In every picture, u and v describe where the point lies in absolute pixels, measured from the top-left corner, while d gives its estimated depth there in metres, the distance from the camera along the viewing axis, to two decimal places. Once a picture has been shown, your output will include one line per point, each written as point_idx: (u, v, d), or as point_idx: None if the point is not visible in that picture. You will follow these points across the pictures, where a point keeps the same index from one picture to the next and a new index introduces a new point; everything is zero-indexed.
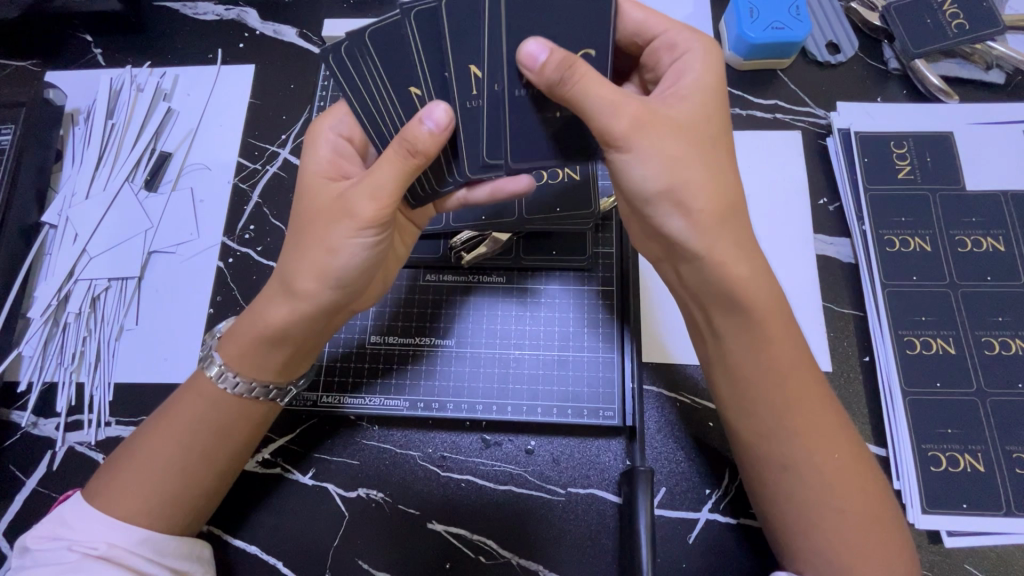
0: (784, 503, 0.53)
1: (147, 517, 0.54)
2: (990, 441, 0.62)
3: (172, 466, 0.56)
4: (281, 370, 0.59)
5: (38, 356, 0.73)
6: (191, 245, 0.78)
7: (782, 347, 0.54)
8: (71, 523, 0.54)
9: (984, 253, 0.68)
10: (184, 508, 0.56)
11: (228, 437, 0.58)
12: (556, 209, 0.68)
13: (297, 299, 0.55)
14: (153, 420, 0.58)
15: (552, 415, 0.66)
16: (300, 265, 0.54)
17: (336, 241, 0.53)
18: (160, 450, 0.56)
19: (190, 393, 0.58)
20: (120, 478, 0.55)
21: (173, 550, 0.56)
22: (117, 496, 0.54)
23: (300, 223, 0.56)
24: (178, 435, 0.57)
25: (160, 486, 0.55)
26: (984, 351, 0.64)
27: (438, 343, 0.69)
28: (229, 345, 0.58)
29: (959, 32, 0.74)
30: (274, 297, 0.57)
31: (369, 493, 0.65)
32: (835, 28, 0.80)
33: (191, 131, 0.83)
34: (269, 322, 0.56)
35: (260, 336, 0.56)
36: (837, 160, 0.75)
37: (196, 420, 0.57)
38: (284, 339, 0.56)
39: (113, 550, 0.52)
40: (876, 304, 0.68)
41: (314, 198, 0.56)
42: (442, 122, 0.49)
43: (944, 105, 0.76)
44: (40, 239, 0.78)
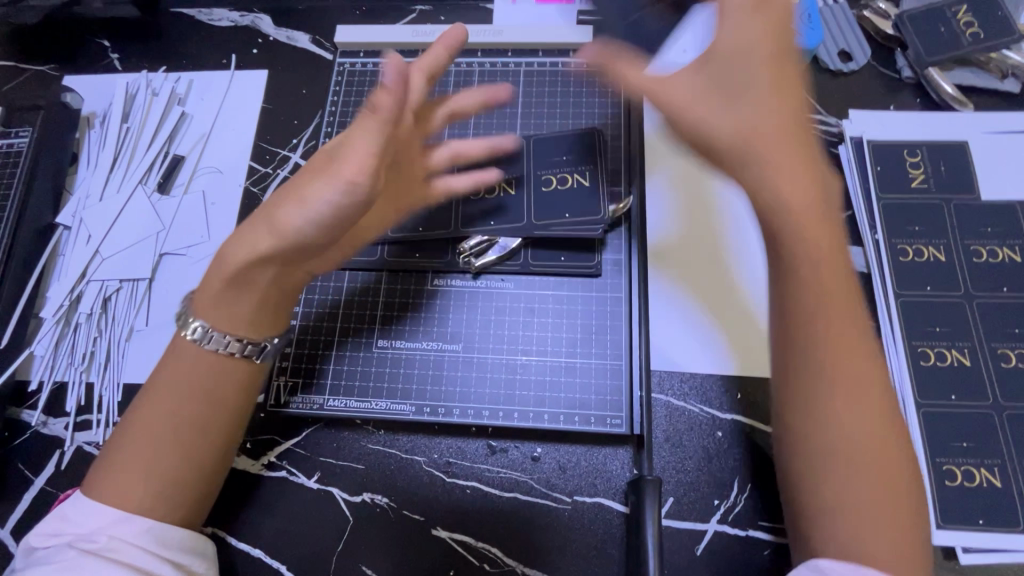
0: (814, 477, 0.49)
1: (161, 497, 0.55)
2: (1006, 455, 0.60)
3: (183, 441, 0.56)
4: (251, 322, 0.60)
5: (49, 355, 0.74)
6: (201, 247, 0.78)
7: (839, 290, 0.51)
8: (74, 516, 0.53)
9: (1000, 264, 0.67)
10: (194, 487, 0.57)
11: (230, 404, 0.59)
12: (566, 215, 0.68)
13: (267, 239, 0.56)
14: (142, 400, 0.58)
15: (558, 422, 0.65)
16: (279, 210, 0.57)
17: (308, 194, 0.55)
18: (168, 429, 0.56)
19: (188, 364, 0.58)
20: (116, 471, 0.55)
21: (176, 542, 0.55)
22: (128, 482, 0.54)
23: (296, 177, 0.60)
24: (173, 410, 0.57)
25: (161, 471, 0.55)
26: (1000, 364, 0.63)
27: (446, 348, 0.69)
28: (205, 287, 0.59)
29: (973, 40, 0.74)
30: (250, 234, 0.58)
31: (374, 498, 0.65)
32: (848, 37, 0.79)
33: (204, 135, 0.84)
34: (236, 260, 0.57)
35: (231, 275, 0.58)
36: (849, 168, 0.74)
37: (190, 393, 0.58)
38: (245, 279, 0.58)
39: (114, 542, 0.52)
40: (888, 314, 0.67)
41: (309, 164, 0.59)
42: (393, 70, 0.49)
43: (959, 114, 0.75)
44: (54, 240, 0.79)
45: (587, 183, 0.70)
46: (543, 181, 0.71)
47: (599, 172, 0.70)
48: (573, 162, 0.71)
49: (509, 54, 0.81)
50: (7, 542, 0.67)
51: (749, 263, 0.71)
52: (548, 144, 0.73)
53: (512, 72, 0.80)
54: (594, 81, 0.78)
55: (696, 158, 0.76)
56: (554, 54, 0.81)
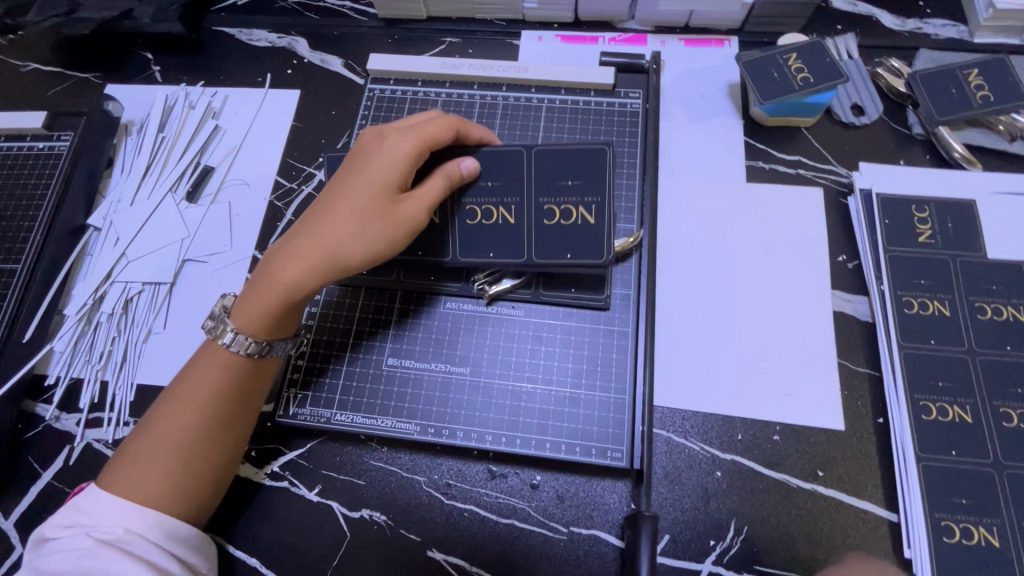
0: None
1: (173, 490, 0.57)
2: (1005, 515, 0.60)
3: (193, 435, 0.59)
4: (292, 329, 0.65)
5: (68, 352, 0.76)
6: (223, 256, 0.81)
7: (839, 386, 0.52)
8: (88, 509, 0.55)
9: (1004, 322, 0.68)
10: (203, 478, 0.60)
11: (245, 396, 0.62)
12: (567, 256, 0.67)
13: (315, 270, 0.62)
14: (165, 397, 0.61)
15: (559, 451, 0.66)
16: (323, 247, 0.62)
17: (358, 233, 0.62)
18: (179, 425, 0.59)
19: (207, 363, 0.62)
20: (135, 465, 0.57)
21: (184, 538, 0.57)
22: (140, 475, 0.57)
23: (321, 216, 0.63)
24: (194, 404, 0.60)
25: (176, 464, 0.58)
26: (1001, 423, 0.63)
27: (454, 371, 0.70)
28: (241, 315, 0.62)
29: (984, 103, 0.77)
30: (289, 267, 0.61)
31: (372, 515, 0.66)
32: (861, 92, 0.82)
33: (234, 148, 0.87)
34: (286, 293, 0.61)
35: (277, 303, 0.61)
36: (857, 220, 0.76)
37: (211, 387, 0.61)
38: (294, 305, 0.63)
39: (130, 535, 0.54)
40: (891, 365, 0.67)
41: (340, 200, 0.63)
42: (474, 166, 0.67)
43: (967, 172, 0.77)
44: (84, 240, 0.82)
45: (593, 219, 0.67)
46: (546, 212, 0.68)
47: (608, 208, 0.67)
48: (580, 190, 0.68)
49: (532, 89, 0.84)
50: (10, 534, 0.68)
51: (758, 306, 0.72)
52: (554, 162, 0.68)
53: (535, 106, 0.83)
54: (613, 119, 0.81)
55: (708, 200, 0.78)
56: (577, 91, 0.83)
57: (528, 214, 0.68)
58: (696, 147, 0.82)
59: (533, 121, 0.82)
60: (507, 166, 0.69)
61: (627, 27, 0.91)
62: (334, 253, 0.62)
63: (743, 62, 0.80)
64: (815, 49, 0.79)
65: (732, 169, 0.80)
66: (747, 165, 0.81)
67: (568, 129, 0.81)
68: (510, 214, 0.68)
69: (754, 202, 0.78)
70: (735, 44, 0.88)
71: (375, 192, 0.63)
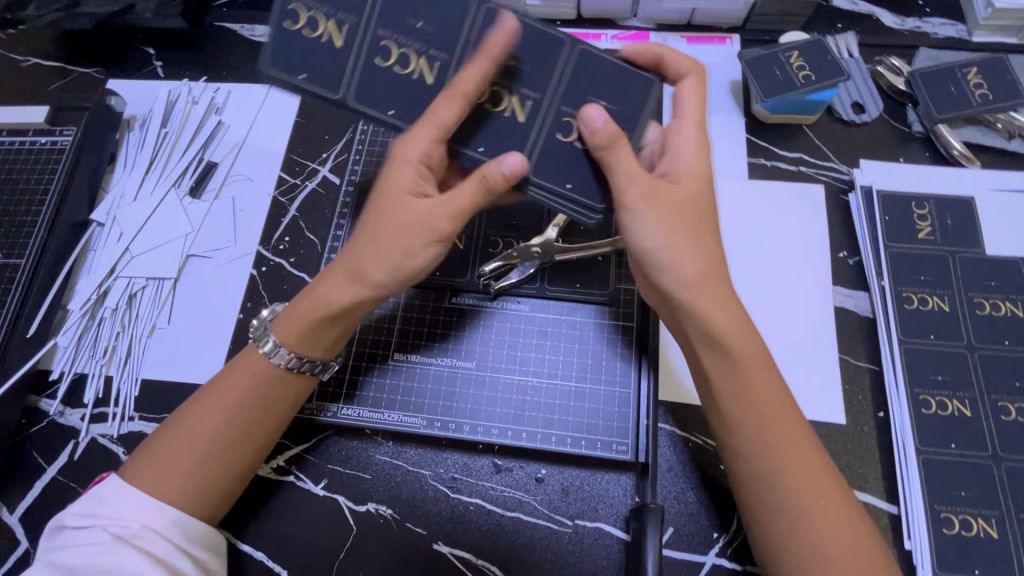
0: (762, 504, 0.54)
1: (195, 492, 0.57)
2: (1004, 507, 0.61)
3: (218, 438, 0.59)
4: (329, 347, 0.63)
5: (72, 347, 0.76)
6: (227, 251, 0.81)
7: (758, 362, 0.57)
8: (107, 500, 0.55)
9: (1002, 318, 0.69)
10: (226, 483, 0.59)
11: (280, 405, 0.62)
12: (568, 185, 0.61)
13: (368, 286, 0.59)
14: (198, 396, 0.61)
15: (565, 445, 0.66)
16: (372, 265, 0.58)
17: (411, 245, 0.58)
18: (208, 430, 0.59)
19: (243, 371, 0.61)
20: (162, 461, 0.57)
21: (198, 535, 0.57)
22: (166, 473, 0.57)
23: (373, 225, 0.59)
24: (227, 410, 0.59)
25: (201, 467, 0.58)
26: (999, 416, 0.64)
27: (459, 365, 0.70)
28: (285, 329, 0.61)
29: (982, 101, 0.77)
30: (339, 282, 0.60)
31: (378, 508, 0.66)
32: (862, 89, 0.83)
33: (237, 144, 0.87)
34: (337, 306, 0.59)
35: (325, 316, 0.60)
36: (858, 217, 0.76)
37: (244, 393, 0.60)
38: (344, 318, 0.60)
39: (145, 531, 0.54)
40: (891, 360, 0.68)
41: (393, 211, 0.59)
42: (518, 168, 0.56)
43: (966, 169, 0.78)
44: (87, 236, 0.82)
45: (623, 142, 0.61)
46: (564, 122, 0.60)
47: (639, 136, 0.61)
48: (609, 113, 0.61)
49: None
50: (15, 529, 0.68)
51: (759, 300, 0.73)
52: (594, 70, 0.61)
53: None
54: None
55: None
56: None
57: (542, 118, 0.60)
58: None
59: None
60: (544, 50, 0.60)
61: (629, 24, 0.91)
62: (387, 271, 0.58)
63: (745, 60, 0.80)
64: (817, 47, 0.79)
65: (734, 166, 0.81)
66: (749, 162, 0.81)
67: None
68: (523, 110, 0.60)
69: (756, 198, 0.78)
70: (737, 43, 0.89)
71: (409, 214, 0.58)
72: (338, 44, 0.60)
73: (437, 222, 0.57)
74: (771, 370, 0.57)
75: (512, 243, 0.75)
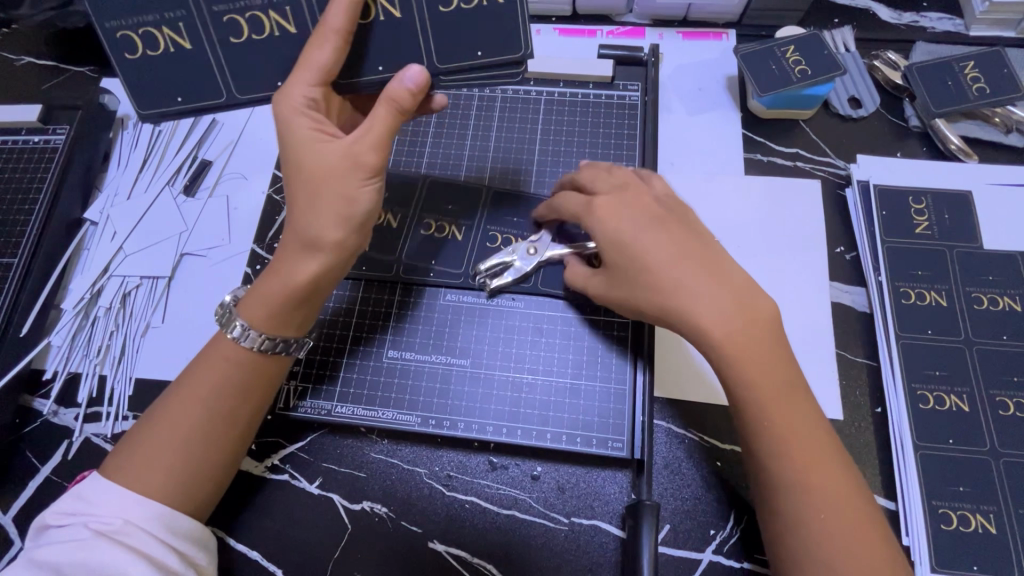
0: (777, 506, 0.56)
1: (174, 484, 0.57)
2: (1002, 502, 0.61)
3: (192, 429, 0.58)
4: (298, 326, 0.62)
5: (66, 346, 0.76)
6: (222, 250, 0.80)
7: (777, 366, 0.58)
8: (90, 497, 0.55)
9: (1000, 312, 0.68)
10: (205, 473, 0.59)
11: (251, 393, 0.61)
12: (477, 55, 0.60)
13: (325, 253, 0.57)
14: (173, 390, 0.60)
15: (561, 442, 0.66)
16: (319, 228, 0.57)
17: (353, 195, 0.56)
18: (183, 421, 0.58)
19: (211, 360, 0.60)
20: (141, 456, 0.57)
21: (183, 530, 0.56)
22: (144, 467, 0.56)
23: (306, 183, 0.57)
24: (200, 400, 0.59)
25: (179, 460, 0.57)
26: (997, 411, 0.64)
27: (454, 362, 0.70)
28: (251, 308, 0.59)
29: (980, 95, 0.77)
30: (297, 256, 0.58)
31: (373, 506, 0.66)
32: (859, 85, 0.82)
33: (232, 142, 0.87)
34: (299, 278, 0.58)
35: (286, 291, 0.58)
36: (855, 212, 0.76)
37: (215, 383, 0.59)
38: (307, 293, 0.59)
39: (127, 526, 0.53)
40: (889, 355, 0.68)
41: (318, 160, 0.56)
42: (421, 80, 0.57)
43: (964, 164, 0.77)
44: (80, 234, 0.81)
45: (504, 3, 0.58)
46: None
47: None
48: None
49: (532, 82, 0.84)
50: (9, 529, 0.68)
51: None
52: None
53: (534, 100, 0.83)
54: (612, 113, 0.81)
55: (708, 192, 0.78)
56: (575, 85, 0.83)
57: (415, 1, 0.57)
58: (695, 140, 0.82)
59: (532, 114, 0.82)
60: None
61: (624, 20, 0.91)
62: (343, 236, 0.57)
63: (741, 55, 0.80)
64: (813, 42, 0.79)
65: (730, 162, 0.81)
66: (746, 157, 0.81)
67: (566, 123, 0.81)
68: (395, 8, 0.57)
69: (753, 194, 0.78)
70: (733, 38, 0.88)
71: (329, 162, 0.56)
72: (292, 32, 0.59)
73: (363, 156, 0.56)
74: (779, 357, 0.59)
75: (511, 238, 0.74)
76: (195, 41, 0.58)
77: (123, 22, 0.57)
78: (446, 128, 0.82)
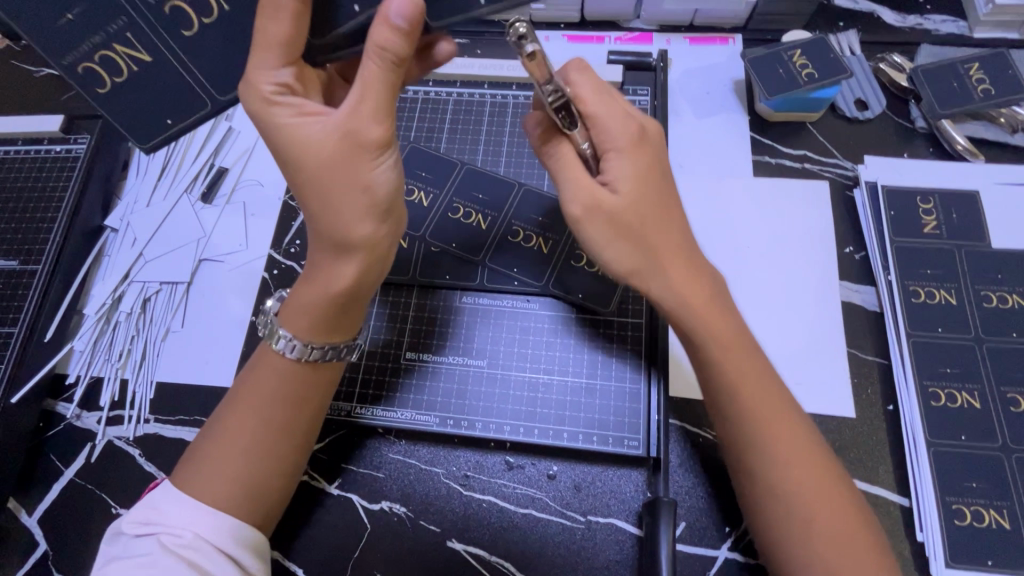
0: (755, 489, 0.55)
1: (240, 493, 0.57)
2: (1015, 498, 0.61)
3: (253, 438, 0.59)
4: (340, 331, 0.61)
5: (88, 351, 0.77)
6: (239, 255, 0.82)
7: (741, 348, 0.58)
8: (162, 508, 0.56)
9: (1009, 310, 0.69)
10: (268, 482, 0.59)
11: (307, 400, 0.61)
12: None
13: (359, 254, 0.56)
14: (231, 401, 0.61)
15: (577, 441, 0.67)
16: (346, 225, 0.54)
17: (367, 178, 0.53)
18: (245, 431, 0.59)
19: (264, 370, 0.60)
20: (206, 467, 0.58)
21: (246, 542, 0.57)
22: (210, 477, 0.57)
23: (313, 174, 0.54)
24: (259, 409, 0.59)
25: (243, 468, 0.58)
26: (1008, 408, 0.65)
27: (469, 363, 0.71)
28: (291, 319, 0.59)
29: (985, 96, 0.78)
30: (335, 263, 0.57)
31: (392, 506, 0.67)
32: (865, 87, 0.83)
33: (247, 149, 0.88)
34: (338, 284, 0.57)
35: (326, 298, 0.57)
36: (863, 213, 0.77)
37: (271, 392, 0.60)
38: (347, 298, 0.58)
39: (197, 541, 0.54)
40: (899, 353, 0.69)
41: (318, 147, 0.53)
42: (409, 14, 0.49)
43: (971, 164, 0.78)
44: (101, 241, 0.83)
45: None
46: None
47: None
48: None
49: None
50: (35, 531, 0.69)
51: (768, 294, 0.74)
52: None
53: None
54: None
55: (717, 194, 0.80)
56: None
57: None
58: (704, 143, 0.83)
59: None
60: None
61: (632, 25, 0.92)
62: (373, 232, 0.55)
63: (748, 59, 0.81)
64: (820, 45, 0.80)
65: (739, 164, 0.82)
66: (754, 160, 0.82)
67: None
68: None
69: (762, 196, 0.79)
70: (739, 42, 0.89)
71: (326, 146, 0.52)
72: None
73: (365, 130, 0.52)
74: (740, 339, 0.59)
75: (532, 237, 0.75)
76: (152, 50, 0.58)
77: (79, 54, 0.58)
78: (459, 133, 0.83)
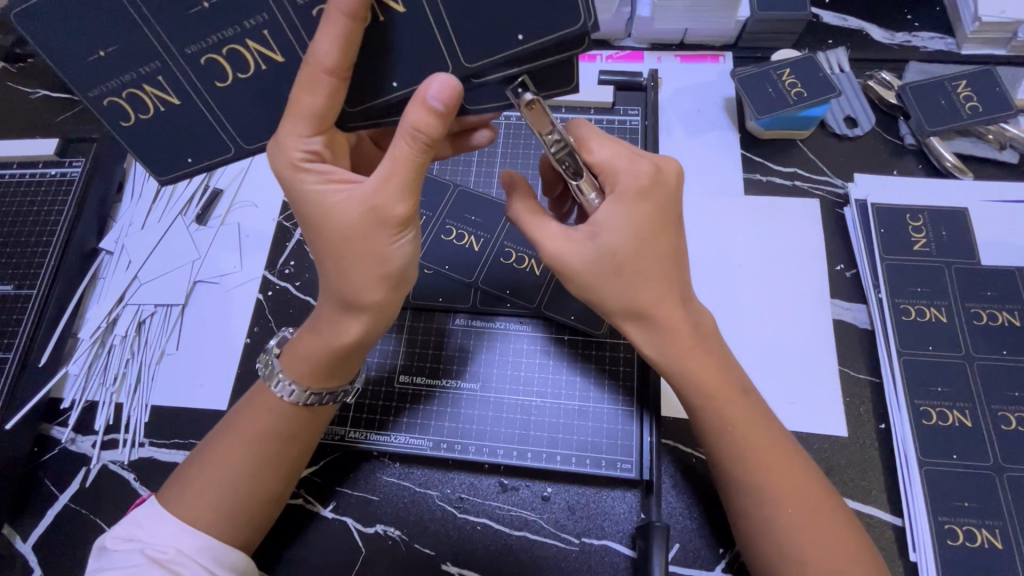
0: (750, 512, 0.56)
1: (221, 520, 0.57)
2: (1007, 517, 0.62)
3: (242, 468, 0.59)
4: (341, 378, 0.62)
5: (83, 375, 0.77)
6: (234, 277, 0.82)
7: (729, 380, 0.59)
8: (145, 525, 0.56)
9: (999, 327, 0.69)
10: (251, 512, 0.59)
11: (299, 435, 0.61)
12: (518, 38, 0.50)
13: (366, 313, 0.57)
14: (225, 427, 0.61)
15: (570, 464, 0.67)
16: (354, 286, 0.56)
17: (384, 250, 0.54)
18: (233, 459, 0.59)
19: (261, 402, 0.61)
20: (191, 488, 0.58)
21: (230, 562, 0.57)
22: (192, 500, 0.57)
23: (332, 240, 0.55)
24: (250, 439, 0.59)
25: (226, 494, 0.58)
26: (1000, 426, 0.65)
27: (463, 387, 0.71)
28: (292, 364, 0.60)
29: (973, 113, 0.79)
30: (340, 317, 0.58)
31: (386, 530, 0.67)
32: (854, 104, 0.84)
33: (242, 170, 0.89)
34: (345, 340, 0.58)
35: (330, 351, 0.58)
36: (854, 230, 0.77)
37: (266, 424, 0.60)
38: (352, 352, 0.59)
39: (181, 556, 0.55)
40: (891, 372, 0.69)
41: (341, 215, 0.54)
42: (447, 98, 0.50)
43: (959, 181, 0.79)
44: (96, 264, 0.83)
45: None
46: None
47: None
48: None
49: None
50: (29, 556, 0.69)
51: (759, 313, 0.74)
52: None
53: None
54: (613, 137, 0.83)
55: (709, 212, 0.80)
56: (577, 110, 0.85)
57: None
58: (695, 161, 0.84)
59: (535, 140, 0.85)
60: None
61: (624, 44, 0.93)
62: (381, 294, 0.56)
63: (738, 77, 0.82)
64: (809, 65, 0.81)
65: (730, 182, 0.82)
66: (745, 177, 0.83)
67: None
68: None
69: (753, 214, 0.80)
70: (730, 60, 0.90)
71: (348, 213, 0.53)
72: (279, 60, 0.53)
73: (386, 205, 0.53)
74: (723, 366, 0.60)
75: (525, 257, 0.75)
76: (183, 94, 0.55)
77: (106, 89, 0.54)
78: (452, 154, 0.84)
